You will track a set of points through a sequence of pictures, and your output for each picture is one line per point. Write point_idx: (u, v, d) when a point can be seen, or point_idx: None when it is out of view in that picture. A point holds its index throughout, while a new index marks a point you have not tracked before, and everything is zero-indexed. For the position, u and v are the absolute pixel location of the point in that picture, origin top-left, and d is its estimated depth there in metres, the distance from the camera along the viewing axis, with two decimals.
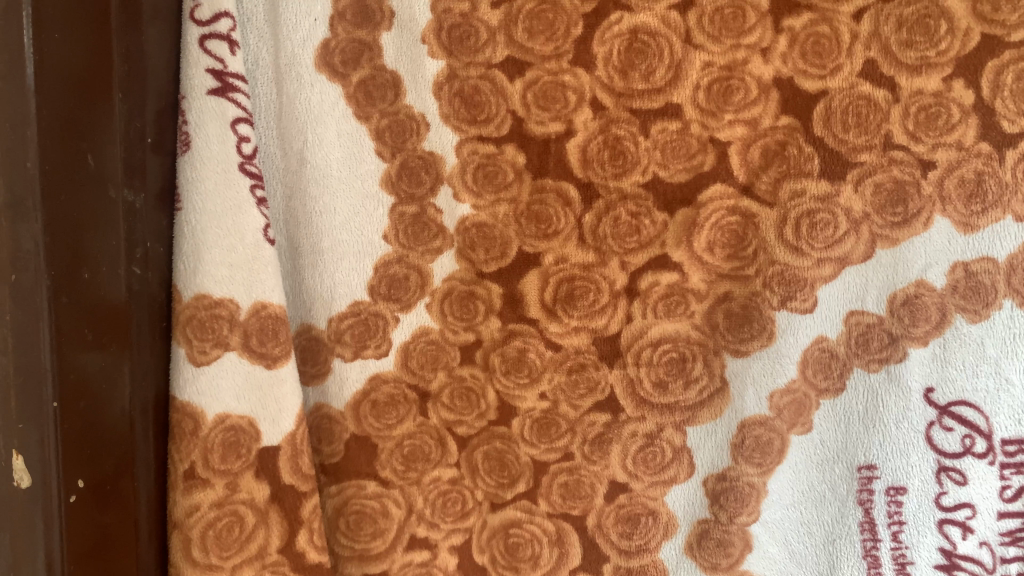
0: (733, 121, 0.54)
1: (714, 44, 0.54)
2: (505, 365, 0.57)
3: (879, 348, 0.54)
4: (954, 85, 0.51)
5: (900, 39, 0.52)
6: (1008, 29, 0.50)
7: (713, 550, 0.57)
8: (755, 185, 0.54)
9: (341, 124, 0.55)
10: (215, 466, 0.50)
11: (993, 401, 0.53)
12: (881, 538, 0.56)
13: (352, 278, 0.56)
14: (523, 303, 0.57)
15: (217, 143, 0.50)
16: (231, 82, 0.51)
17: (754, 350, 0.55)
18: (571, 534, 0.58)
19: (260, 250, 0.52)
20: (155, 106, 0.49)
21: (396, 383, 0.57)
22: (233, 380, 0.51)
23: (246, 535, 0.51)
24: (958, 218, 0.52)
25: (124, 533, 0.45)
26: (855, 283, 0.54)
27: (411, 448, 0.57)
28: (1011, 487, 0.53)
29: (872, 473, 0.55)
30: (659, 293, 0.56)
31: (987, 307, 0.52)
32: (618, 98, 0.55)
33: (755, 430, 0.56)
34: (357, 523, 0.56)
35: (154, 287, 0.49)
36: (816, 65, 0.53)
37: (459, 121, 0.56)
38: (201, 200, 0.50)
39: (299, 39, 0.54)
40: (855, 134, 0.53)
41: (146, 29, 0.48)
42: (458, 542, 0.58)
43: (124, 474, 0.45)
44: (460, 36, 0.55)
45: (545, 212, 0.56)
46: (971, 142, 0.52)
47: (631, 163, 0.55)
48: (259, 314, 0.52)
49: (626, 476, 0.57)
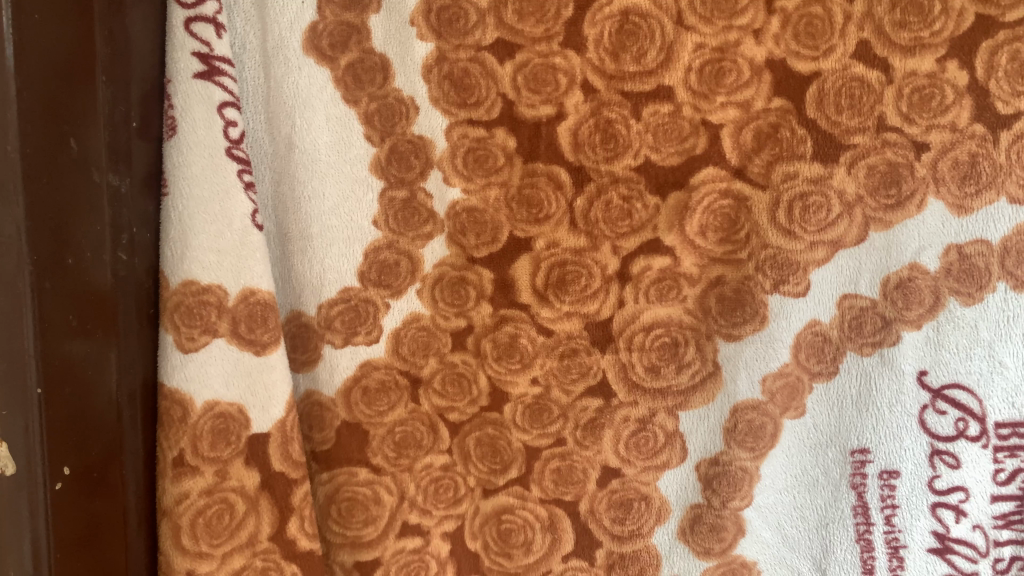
0: (725, 103, 0.54)
1: (707, 25, 0.53)
2: (496, 351, 0.57)
3: (872, 331, 0.54)
4: (949, 66, 0.51)
5: (894, 20, 0.51)
6: (1002, 9, 0.50)
7: (706, 535, 0.57)
8: (748, 168, 0.54)
9: (330, 109, 0.55)
10: (204, 454, 0.50)
11: (987, 384, 0.53)
12: (874, 522, 0.55)
13: (342, 264, 0.56)
14: (514, 289, 0.57)
15: (203, 128, 0.50)
16: (217, 66, 0.51)
17: (746, 334, 0.55)
18: (563, 520, 0.57)
19: (249, 235, 0.51)
20: (139, 90, 0.48)
21: (387, 369, 0.57)
22: (221, 367, 0.51)
23: (236, 522, 0.51)
24: (951, 200, 0.52)
25: (113, 521, 0.45)
26: (848, 266, 0.54)
27: (403, 434, 0.57)
28: (1004, 470, 0.53)
29: (866, 457, 0.55)
30: (652, 277, 0.56)
31: (981, 290, 0.52)
32: (610, 81, 0.54)
33: (748, 414, 0.56)
34: (349, 510, 0.56)
35: (141, 273, 0.48)
36: (809, 46, 0.52)
37: (449, 104, 0.55)
38: (187, 184, 0.49)
39: (287, 23, 0.54)
40: (849, 116, 0.52)
41: (130, 11, 0.47)
42: (450, 529, 0.57)
43: (112, 461, 0.45)
44: (450, 18, 0.55)
45: (536, 196, 0.56)
46: (965, 123, 0.51)
47: (623, 146, 0.55)
48: (248, 300, 0.51)
49: (619, 461, 0.57)
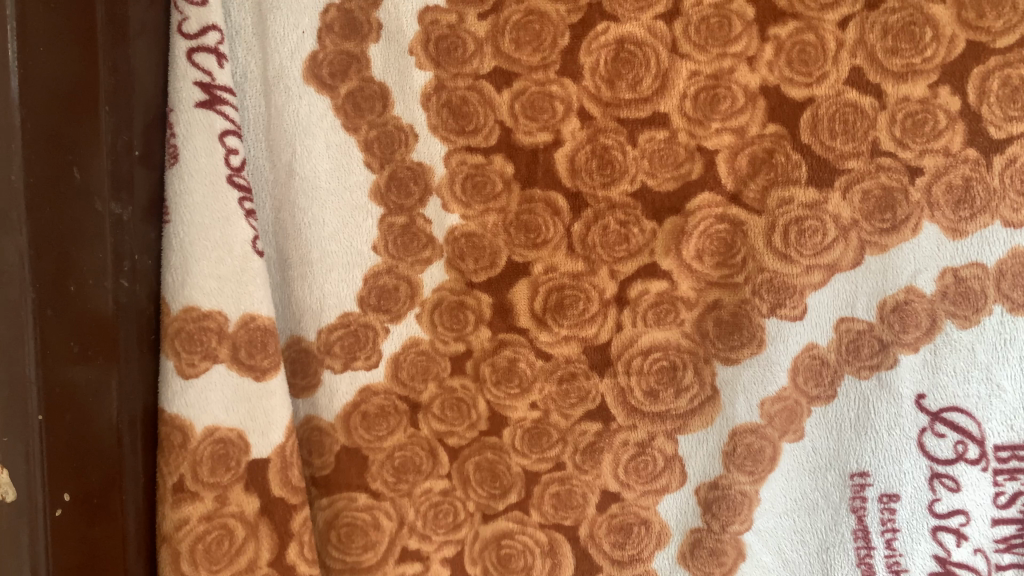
0: (720, 129, 0.54)
1: (701, 53, 0.54)
2: (495, 375, 0.57)
3: (870, 354, 0.54)
4: (941, 91, 0.52)
5: (886, 46, 0.52)
6: (993, 35, 0.51)
7: (707, 560, 0.57)
8: (743, 193, 0.54)
9: (330, 136, 0.55)
10: (204, 479, 0.50)
11: (985, 407, 0.53)
12: (875, 545, 0.55)
13: (341, 289, 0.56)
14: (513, 313, 0.57)
15: (204, 156, 0.50)
16: (219, 95, 0.51)
17: (744, 357, 0.55)
18: (563, 544, 0.57)
19: (249, 261, 0.52)
20: (142, 119, 0.49)
21: (386, 394, 0.57)
22: (221, 393, 0.51)
23: (236, 548, 0.51)
24: (946, 224, 0.52)
25: (112, 548, 0.45)
26: (845, 290, 0.54)
27: (402, 459, 0.57)
28: (1004, 493, 0.53)
29: (865, 480, 0.55)
30: (649, 301, 0.56)
31: (977, 313, 0.52)
32: (606, 108, 0.55)
33: (747, 438, 0.56)
34: (349, 535, 0.56)
35: (142, 300, 0.49)
36: (802, 73, 0.53)
37: (448, 131, 0.56)
38: (189, 212, 0.50)
39: (287, 52, 0.55)
40: (843, 141, 0.53)
41: (134, 42, 0.48)
42: (450, 554, 0.57)
43: (112, 487, 0.45)
44: (448, 47, 0.56)
45: (534, 221, 0.56)
46: (958, 148, 0.52)
47: (619, 172, 0.55)
48: (248, 325, 0.52)
49: (618, 485, 0.57)
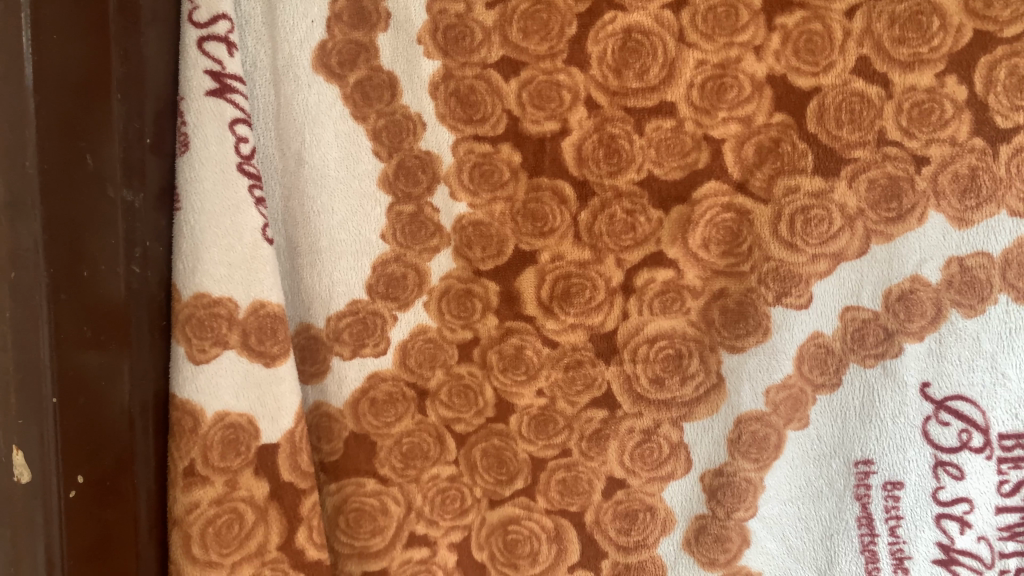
0: (727, 118, 0.55)
1: (708, 42, 0.54)
2: (503, 362, 0.58)
3: (875, 343, 0.54)
4: (947, 81, 0.52)
5: (892, 36, 0.52)
6: (1000, 25, 0.51)
7: (711, 546, 0.57)
8: (750, 181, 0.55)
9: (338, 125, 0.56)
10: (215, 464, 0.51)
11: (990, 395, 0.53)
12: (879, 533, 0.56)
13: (350, 277, 0.57)
14: (519, 301, 0.57)
15: (215, 143, 0.51)
16: (229, 83, 0.52)
17: (749, 346, 0.56)
18: (569, 530, 0.58)
19: (259, 249, 0.52)
20: (153, 107, 0.49)
21: (394, 381, 0.57)
22: (231, 378, 0.51)
23: (246, 532, 0.52)
24: (952, 214, 0.52)
25: (124, 529, 0.46)
26: (851, 278, 0.54)
27: (410, 445, 0.57)
28: (1009, 482, 0.53)
29: (869, 468, 0.55)
30: (655, 290, 0.56)
31: (982, 302, 0.52)
32: (613, 97, 0.56)
33: (752, 426, 0.56)
34: (357, 520, 0.57)
35: (153, 286, 0.49)
36: (809, 62, 0.53)
37: (454, 120, 0.57)
38: (199, 199, 0.50)
39: (296, 41, 0.55)
40: (849, 130, 0.53)
41: (145, 30, 0.49)
42: (457, 539, 0.58)
43: (124, 471, 0.46)
44: (456, 37, 0.56)
45: (541, 210, 0.57)
46: (964, 138, 0.52)
47: (626, 161, 0.56)
48: (257, 312, 0.52)
49: (624, 472, 0.57)
